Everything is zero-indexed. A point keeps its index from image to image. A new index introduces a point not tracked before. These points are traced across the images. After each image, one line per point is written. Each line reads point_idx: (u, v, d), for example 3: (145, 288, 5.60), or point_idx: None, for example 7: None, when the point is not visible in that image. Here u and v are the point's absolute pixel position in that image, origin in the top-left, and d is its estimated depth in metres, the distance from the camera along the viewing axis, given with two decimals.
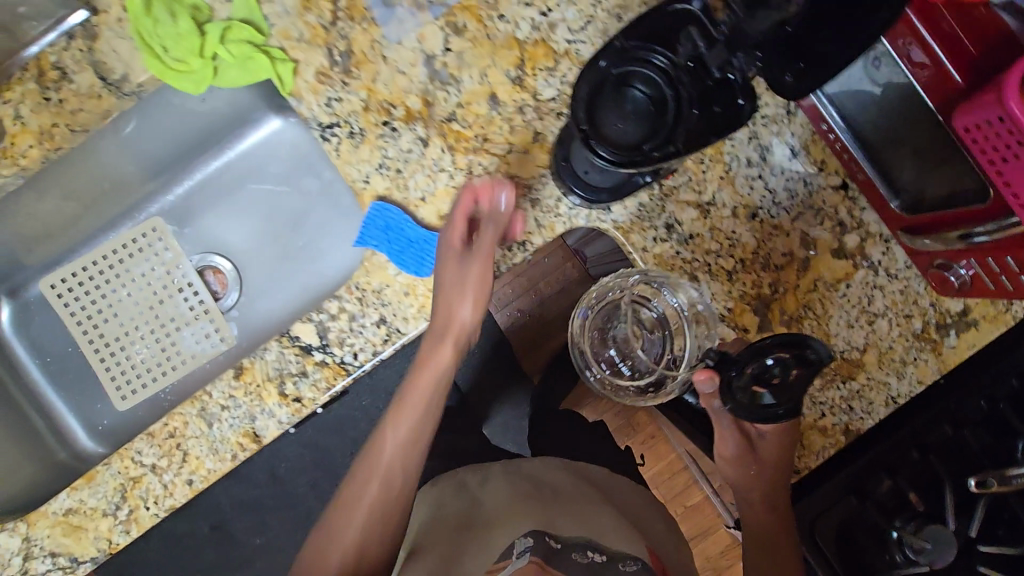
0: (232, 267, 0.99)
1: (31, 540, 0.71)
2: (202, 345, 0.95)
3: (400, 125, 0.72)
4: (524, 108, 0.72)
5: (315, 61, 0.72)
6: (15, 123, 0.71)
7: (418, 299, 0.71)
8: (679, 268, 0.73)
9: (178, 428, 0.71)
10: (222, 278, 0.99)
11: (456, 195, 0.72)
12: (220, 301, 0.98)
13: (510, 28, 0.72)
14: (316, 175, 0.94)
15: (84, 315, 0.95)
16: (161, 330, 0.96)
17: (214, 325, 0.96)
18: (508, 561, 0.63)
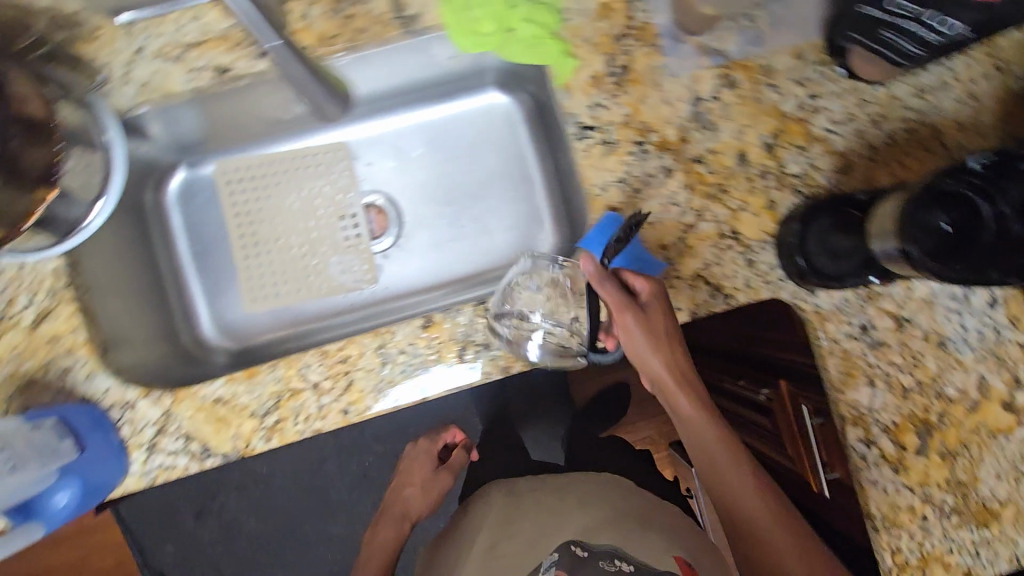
0: (396, 211, 0.98)
1: (172, 416, 0.70)
2: (343, 278, 0.98)
3: (651, 150, 0.74)
4: (768, 174, 0.74)
5: (593, 65, 0.74)
6: (302, 20, 0.73)
7: (616, 313, 0.73)
8: (859, 369, 0.75)
9: (353, 355, 0.71)
10: (383, 219, 0.98)
11: (680, 231, 0.74)
12: (374, 241, 0.98)
13: (778, 97, 0.75)
14: (515, 157, 0.96)
15: (243, 210, 0.96)
16: (309, 251, 0.97)
17: (365, 262, 0.98)
18: (538, 574, 0.88)
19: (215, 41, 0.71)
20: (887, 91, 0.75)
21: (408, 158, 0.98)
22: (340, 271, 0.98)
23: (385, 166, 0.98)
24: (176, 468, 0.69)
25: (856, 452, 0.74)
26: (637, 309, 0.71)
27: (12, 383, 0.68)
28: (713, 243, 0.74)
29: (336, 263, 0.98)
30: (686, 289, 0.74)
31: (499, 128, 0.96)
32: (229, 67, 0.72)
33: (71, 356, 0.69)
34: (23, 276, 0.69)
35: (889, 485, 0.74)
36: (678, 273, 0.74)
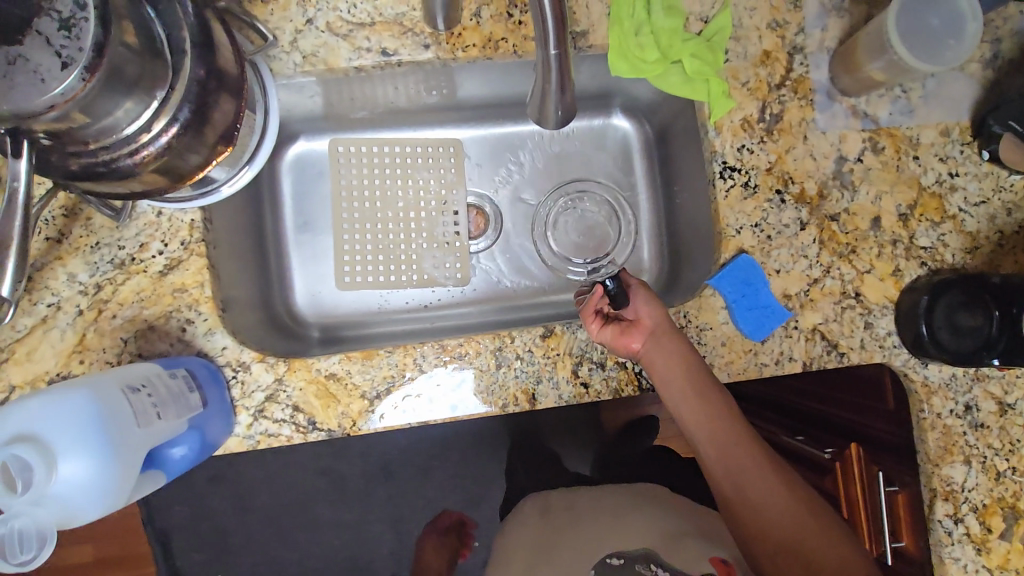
0: (497, 215, 0.99)
1: (283, 384, 0.69)
2: (436, 273, 0.96)
3: (789, 200, 0.75)
4: (898, 242, 0.76)
5: (747, 109, 0.75)
6: (472, 19, 0.73)
7: (731, 352, 0.73)
8: (958, 447, 0.75)
9: (469, 353, 0.71)
10: (484, 222, 0.99)
11: (806, 283, 0.75)
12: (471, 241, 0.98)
13: (919, 170, 0.77)
14: (625, 181, 0.98)
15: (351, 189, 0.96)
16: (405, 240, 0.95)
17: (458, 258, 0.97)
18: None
19: (386, 25, 0.73)
20: None
21: (519, 165, 0.99)
22: (433, 265, 0.96)
23: (496, 170, 0.99)
24: (279, 437, 0.69)
25: (942, 527, 0.75)
26: (647, 332, 0.73)
27: (131, 327, 0.67)
28: (835, 300, 0.75)
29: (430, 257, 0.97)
30: (802, 341, 0.74)
31: (614, 153, 0.97)
32: (394, 52, 0.73)
33: (194, 310, 0.68)
34: (162, 223, 0.69)
35: (969, 563, 0.74)
36: (797, 323, 0.74)
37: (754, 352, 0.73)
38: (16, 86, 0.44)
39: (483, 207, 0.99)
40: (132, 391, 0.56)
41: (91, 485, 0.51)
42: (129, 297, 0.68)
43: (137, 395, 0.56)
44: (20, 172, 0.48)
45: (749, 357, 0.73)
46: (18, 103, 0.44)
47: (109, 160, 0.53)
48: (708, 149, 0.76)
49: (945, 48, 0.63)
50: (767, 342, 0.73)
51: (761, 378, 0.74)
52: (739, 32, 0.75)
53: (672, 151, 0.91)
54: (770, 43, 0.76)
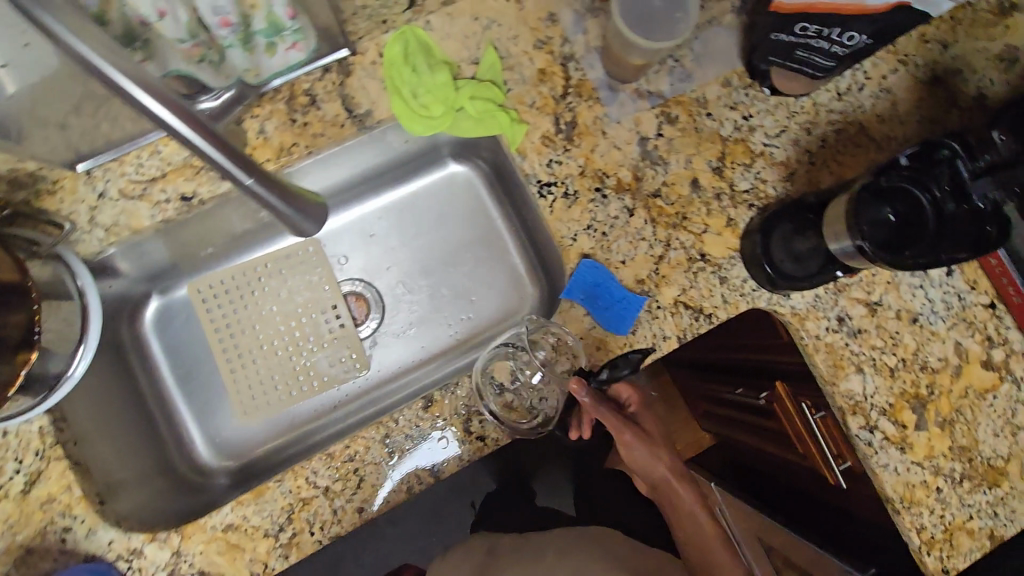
0: (374, 294, 0.99)
1: (182, 554, 0.67)
2: (334, 371, 0.96)
3: (610, 193, 0.78)
4: (721, 194, 0.79)
5: (542, 126, 0.78)
6: (259, 137, 0.74)
7: (608, 353, 0.75)
8: (846, 359, 0.78)
9: (359, 451, 0.70)
10: (364, 304, 0.99)
11: (653, 263, 0.77)
12: (358, 328, 0.98)
13: (716, 124, 0.81)
14: (483, 221, 0.98)
15: (223, 324, 0.94)
16: (293, 352, 0.95)
17: (350, 352, 0.96)
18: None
19: (178, 172, 0.73)
20: (811, 100, 0.83)
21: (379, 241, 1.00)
22: (330, 364, 0.96)
23: (357, 253, 1.00)
24: None
25: (862, 440, 0.77)
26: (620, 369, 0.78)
27: (8, 558, 0.64)
28: (685, 268, 0.78)
29: (324, 358, 0.97)
30: (669, 317, 0.76)
31: (462, 195, 0.98)
32: (193, 194, 0.73)
33: (68, 515, 0.66)
34: (9, 442, 0.67)
35: (899, 465, 0.76)
36: (658, 303, 0.76)
37: (629, 345, 0.75)
38: None
39: (359, 292, 0.99)
40: None
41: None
42: None
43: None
44: None
45: (627, 352, 0.75)
46: None
47: None
48: (521, 174, 0.78)
49: (675, 21, 0.68)
50: (638, 330, 0.75)
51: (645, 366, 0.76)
52: (510, 61, 0.79)
53: (508, 182, 0.92)
54: (542, 60, 0.80)
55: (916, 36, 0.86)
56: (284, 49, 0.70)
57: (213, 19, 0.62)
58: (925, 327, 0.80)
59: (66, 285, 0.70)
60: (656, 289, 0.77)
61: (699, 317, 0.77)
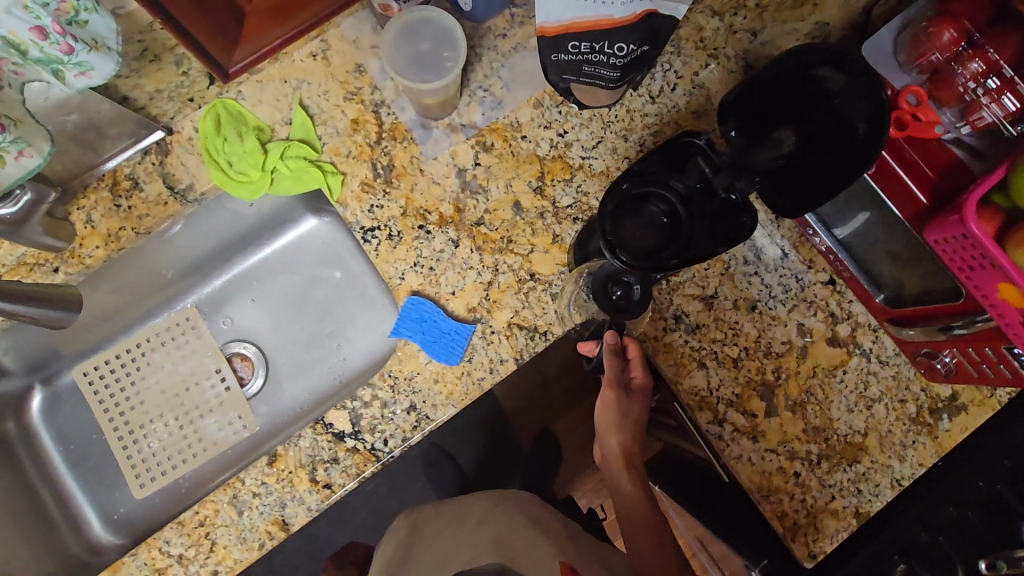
0: (259, 353, 1.03)
1: None
2: (223, 434, 0.98)
3: (433, 229, 0.80)
4: (544, 213, 0.81)
5: (360, 174, 0.81)
6: (86, 226, 0.79)
7: (446, 385, 0.76)
8: (688, 356, 0.78)
9: (209, 515, 0.72)
10: (248, 363, 1.03)
11: (483, 290, 0.79)
12: (245, 387, 1.01)
13: (532, 145, 0.83)
14: (350, 268, 1.01)
15: (112, 403, 0.98)
16: (182, 419, 0.98)
17: (239, 412, 0.99)
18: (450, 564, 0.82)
19: (11, 272, 0.78)
20: (624, 107, 0.84)
21: (256, 301, 1.04)
22: (219, 428, 0.99)
23: (236, 316, 1.03)
24: None
25: (712, 434, 0.77)
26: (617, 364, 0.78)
27: None
28: (515, 290, 0.79)
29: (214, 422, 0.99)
30: (505, 339, 0.78)
31: (325, 246, 1.01)
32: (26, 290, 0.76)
33: None
34: None
35: (752, 454, 0.76)
36: (492, 327, 0.78)
37: (466, 373, 0.76)
38: None
39: (242, 353, 1.03)
40: None
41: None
42: None
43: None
44: None
45: (464, 380, 0.76)
46: None
47: None
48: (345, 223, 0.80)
49: (444, 60, 0.71)
50: (473, 358, 0.77)
51: (485, 391, 0.77)
52: (322, 116, 0.82)
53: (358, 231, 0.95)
54: (354, 111, 0.83)
55: (724, 28, 0.84)
56: (17, 158, 0.59)
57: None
58: (766, 313, 0.80)
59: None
60: (488, 314, 0.78)
61: (535, 335, 0.78)
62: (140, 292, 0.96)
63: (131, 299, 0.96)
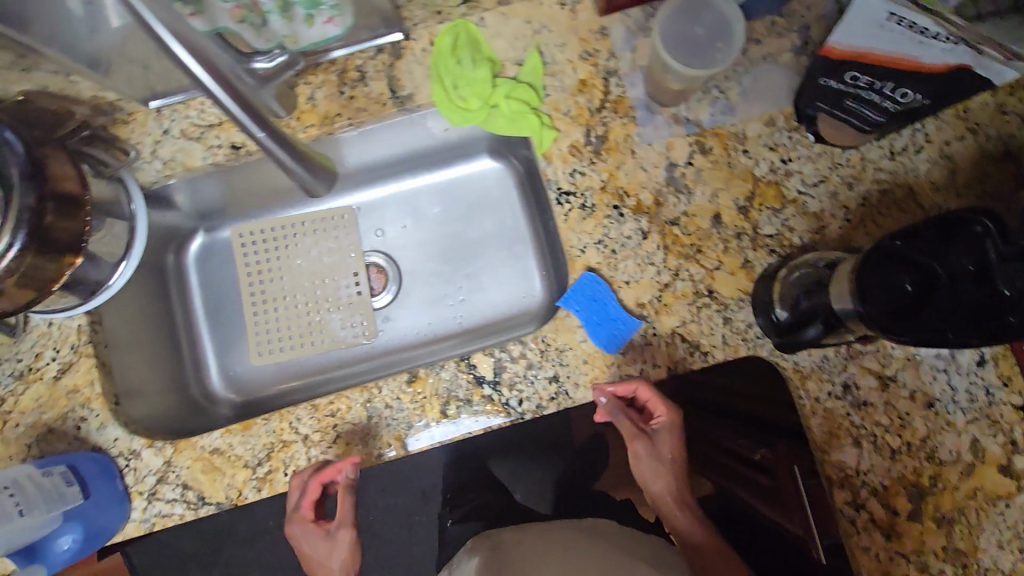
0: (395, 270, 1.03)
1: (172, 465, 0.74)
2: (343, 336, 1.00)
3: (627, 213, 0.78)
4: (742, 234, 0.77)
5: (572, 136, 0.79)
6: (308, 103, 0.80)
7: (593, 369, 0.75)
8: (845, 429, 0.74)
9: (341, 409, 0.75)
10: (383, 277, 1.03)
11: (657, 290, 0.76)
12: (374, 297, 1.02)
13: (752, 161, 0.78)
14: (511, 219, 1.00)
15: (255, 270, 1.01)
16: (310, 310, 1.00)
17: (363, 322, 1.01)
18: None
19: (229, 123, 0.79)
20: (862, 153, 0.78)
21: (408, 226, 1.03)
22: (342, 329, 1.01)
23: (386, 227, 1.04)
24: (172, 517, 0.73)
25: (845, 515, 0.72)
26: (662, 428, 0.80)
27: (33, 432, 0.75)
28: (690, 300, 0.76)
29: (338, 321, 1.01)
30: (664, 346, 0.75)
31: (495, 191, 1.01)
32: (241, 145, 0.79)
33: (86, 407, 0.75)
34: (52, 332, 0.77)
35: (881, 551, 0.72)
36: (655, 330, 0.76)
37: (616, 365, 0.75)
38: None
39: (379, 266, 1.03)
40: None
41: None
42: (28, 406, 0.75)
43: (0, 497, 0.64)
44: None
45: (612, 371, 0.75)
46: None
47: None
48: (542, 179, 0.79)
49: (716, 51, 0.67)
50: (628, 353, 0.75)
51: (629, 389, 0.75)
52: (554, 68, 0.80)
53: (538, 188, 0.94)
54: (585, 71, 0.80)
55: (994, 105, 0.77)
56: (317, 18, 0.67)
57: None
58: (941, 414, 0.73)
59: (119, 200, 0.78)
60: (656, 315, 0.76)
61: (695, 352, 0.75)
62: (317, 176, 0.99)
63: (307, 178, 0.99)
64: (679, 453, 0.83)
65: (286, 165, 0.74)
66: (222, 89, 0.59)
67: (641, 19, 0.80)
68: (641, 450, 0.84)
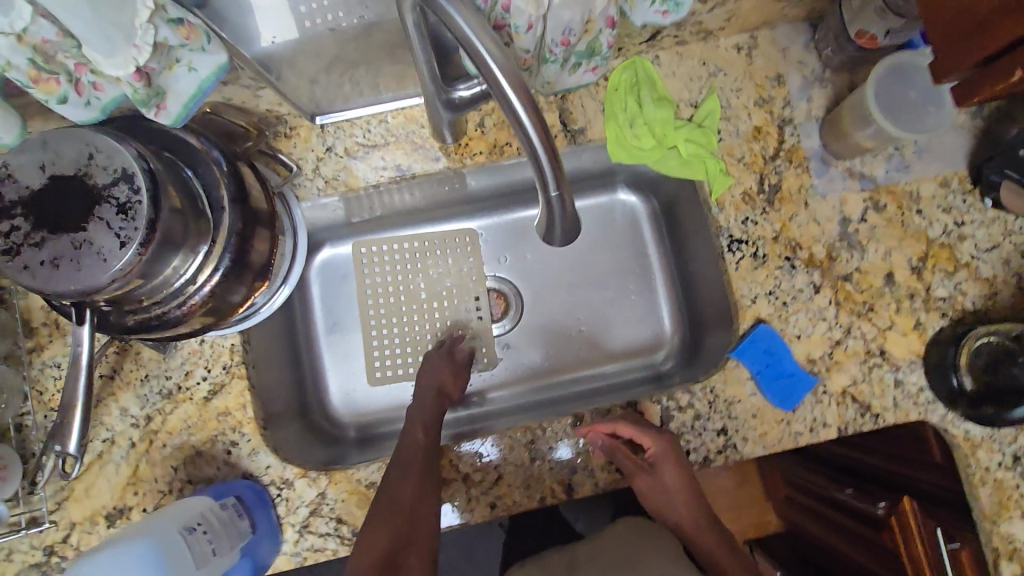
0: (518, 297, 0.96)
1: (325, 499, 0.70)
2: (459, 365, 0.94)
3: (800, 266, 0.76)
4: (914, 295, 0.76)
5: (746, 183, 0.77)
6: (477, 129, 0.78)
7: (763, 425, 0.74)
8: (1016, 501, 0.75)
9: (503, 450, 0.73)
10: (502, 303, 0.96)
11: (829, 346, 0.76)
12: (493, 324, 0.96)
13: (925, 223, 0.78)
14: (640, 253, 0.96)
15: (373, 288, 0.94)
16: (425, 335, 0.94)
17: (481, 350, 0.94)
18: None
19: (398, 144, 0.77)
20: None
21: (531, 256, 0.97)
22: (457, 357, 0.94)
23: (509, 251, 0.97)
24: (326, 551, 0.70)
25: None
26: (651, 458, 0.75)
27: (180, 455, 0.71)
28: (860, 359, 0.76)
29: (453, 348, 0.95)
30: (833, 405, 0.75)
31: (629, 225, 0.96)
32: (407, 166, 0.77)
33: (238, 432, 0.71)
34: (204, 351, 0.72)
35: None
36: (825, 388, 0.75)
37: (785, 421, 0.74)
38: (81, 267, 0.48)
39: (502, 294, 0.96)
40: (188, 531, 0.60)
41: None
42: (177, 426, 0.71)
43: (195, 535, 0.61)
44: (83, 337, 0.53)
45: (781, 427, 0.74)
46: (86, 282, 0.49)
47: (160, 312, 0.57)
48: (713, 226, 0.77)
49: (928, 115, 0.66)
50: (797, 410, 0.74)
51: (796, 447, 0.74)
52: (729, 112, 0.78)
53: (680, 226, 0.90)
54: (760, 118, 0.78)
55: None
56: (583, 71, 0.52)
57: (554, 40, 0.45)
58: None
59: (283, 215, 0.72)
60: (827, 373, 0.75)
61: (862, 412, 0.75)
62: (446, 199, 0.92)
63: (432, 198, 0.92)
64: (682, 480, 0.77)
65: (545, 200, 0.48)
66: (536, 129, 0.42)
67: (818, 69, 0.78)
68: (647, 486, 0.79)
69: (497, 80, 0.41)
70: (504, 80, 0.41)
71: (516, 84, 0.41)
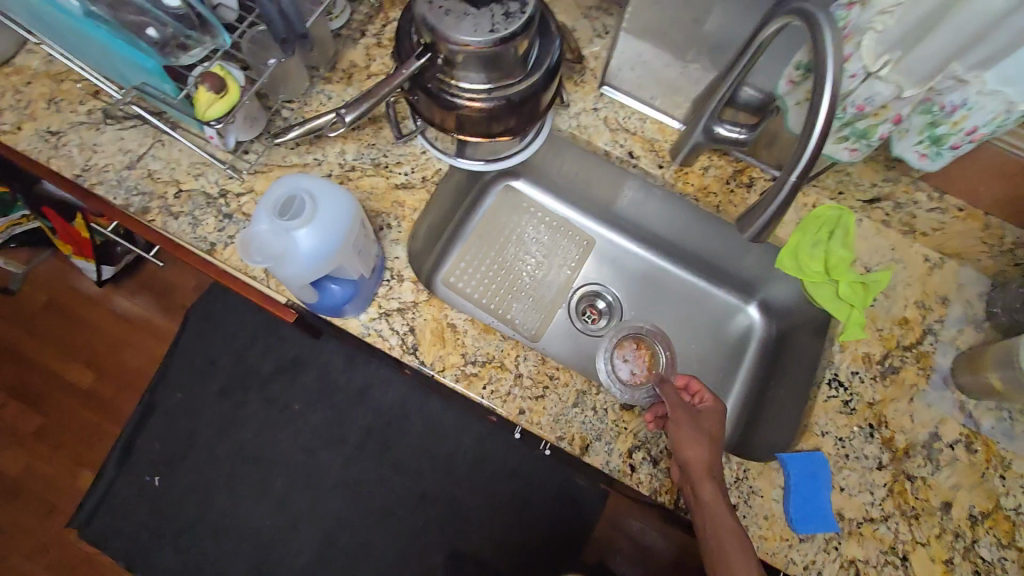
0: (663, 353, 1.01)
1: (414, 308, 0.81)
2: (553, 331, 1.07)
3: (877, 437, 0.81)
4: (959, 536, 0.78)
5: (871, 347, 0.86)
6: (700, 169, 0.94)
7: (769, 529, 0.76)
8: None
9: (558, 380, 0.80)
10: (642, 358, 0.98)
11: (862, 516, 0.78)
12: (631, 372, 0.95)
13: (1003, 489, 0.80)
14: (732, 360, 1.06)
15: (528, 230, 1.11)
16: (525, 288, 1.08)
17: (542, 315, 1.07)
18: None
19: (642, 140, 0.95)
20: None
21: (647, 298, 1.10)
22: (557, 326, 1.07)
23: (635, 281, 1.12)
24: (384, 341, 0.79)
25: None
26: (707, 410, 0.83)
27: None
28: (882, 548, 0.77)
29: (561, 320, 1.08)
30: (836, 563, 0.76)
31: (737, 333, 1.08)
32: (637, 157, 0.95)
33: (396, 221, 0.85)
34: (420, 158, 0.89)
35: None
36: (837, 545, 0.76)
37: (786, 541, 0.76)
38: (458, 24, 0.66)
39: (596, 302, 1.10)
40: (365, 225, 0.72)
41: (319, 249, 0.66)
42: (364, 186, 0.86)
43: (364, 231, 0.71)
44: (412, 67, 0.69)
45: (780, 543, 0.76)
46: (445, 27, 0.66)
47: (449, 97, 0.73)
48: (826, 358, 0.86)
49: None
50: (804, 543, 0.76)
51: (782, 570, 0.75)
52: (891, 292, 0.88)
53: (784, 356, 1.01)
54: (913, 313, 0.88)
55: None
56: (843, 147, 0.75)
57: (854, 101, 0.68)
58: None
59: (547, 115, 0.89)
60: (848, 533, 0.77)
61: None
62: (629, 211, 1.09)
63: (618, 204, 1.09)
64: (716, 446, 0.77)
65: (782, 182, 0.58)
66: (817, 135, 0.55)
67: (981, 317, 0.88)
68: (683, 415, 0.79)
69: (824, 74, 0.53)
70: (827, 82, 0.53)
71: (832, 95, 0.53)
